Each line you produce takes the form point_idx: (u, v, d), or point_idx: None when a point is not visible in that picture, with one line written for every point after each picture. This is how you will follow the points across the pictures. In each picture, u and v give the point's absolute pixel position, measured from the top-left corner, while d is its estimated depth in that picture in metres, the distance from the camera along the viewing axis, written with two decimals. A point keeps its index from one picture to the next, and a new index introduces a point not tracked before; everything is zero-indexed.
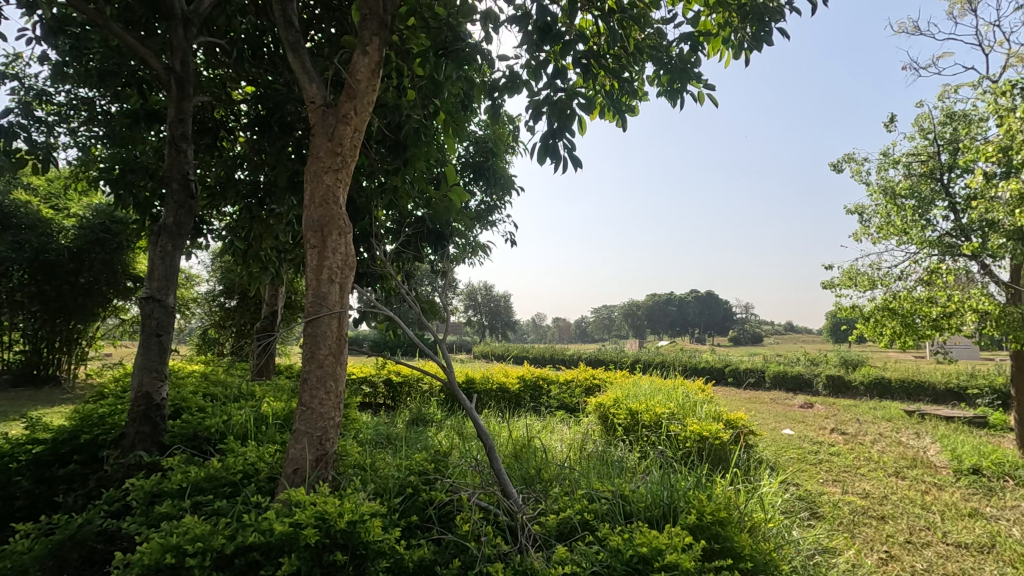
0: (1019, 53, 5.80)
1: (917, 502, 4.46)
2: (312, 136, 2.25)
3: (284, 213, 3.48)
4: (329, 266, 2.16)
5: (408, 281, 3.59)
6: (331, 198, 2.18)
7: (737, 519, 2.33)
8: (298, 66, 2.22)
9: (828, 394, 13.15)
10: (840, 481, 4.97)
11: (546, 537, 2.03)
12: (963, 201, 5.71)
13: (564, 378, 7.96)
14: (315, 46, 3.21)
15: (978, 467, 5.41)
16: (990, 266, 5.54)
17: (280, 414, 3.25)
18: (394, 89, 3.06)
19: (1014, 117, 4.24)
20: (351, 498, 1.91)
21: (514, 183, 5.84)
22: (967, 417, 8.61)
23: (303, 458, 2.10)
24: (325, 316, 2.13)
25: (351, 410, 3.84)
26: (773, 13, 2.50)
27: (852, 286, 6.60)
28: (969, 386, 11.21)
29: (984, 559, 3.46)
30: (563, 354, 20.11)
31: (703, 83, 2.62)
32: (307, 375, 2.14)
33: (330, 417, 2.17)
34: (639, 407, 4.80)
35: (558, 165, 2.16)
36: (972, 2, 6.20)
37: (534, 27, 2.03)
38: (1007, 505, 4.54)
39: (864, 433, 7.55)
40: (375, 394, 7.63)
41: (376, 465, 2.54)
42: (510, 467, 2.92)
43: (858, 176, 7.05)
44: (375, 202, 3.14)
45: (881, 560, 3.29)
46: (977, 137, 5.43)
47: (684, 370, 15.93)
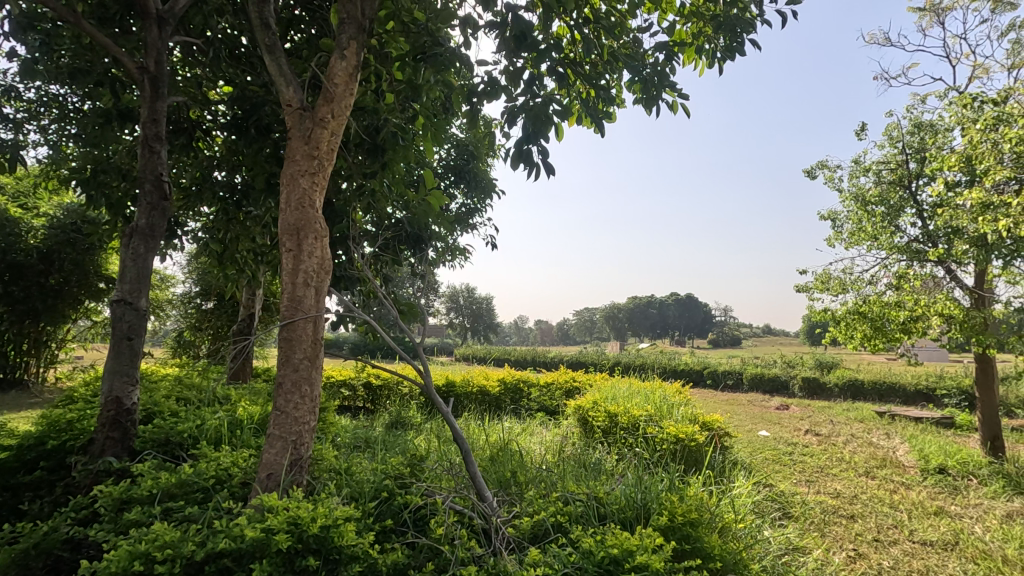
0: (984, 65, 5.99)
1: (885, 501, 4.58)
2: (289, 139, 2.24)
3: (261, 217, 3.45)
4: (304, 270, 2.15)
5: (386, 284, 3.58)
6: (307, 202, 2.17)
7: (708, 519, 2.38)
8: (274, 68, 2.21)
9: (803, 396, 13.40)
10: (812, 481, 5.09)
11: (520, 539, 2.04)
12: (930, 208, 5.88)
13: (544, 381, 7.99)
14: (294, 47, 3.19)
15: (944, 466, 5.57)
16: (956, 271, 5.71)
17: (255, 419, 3.22)
18: (372, 93, 3.04)
19: (976, 128, 4.38)
20: (324, 503, 1.92)
21: (495, 187, 5.89)
22: (935, 417, 8.88)
23: (278, 463, 2.09)
24: (300, 320, 2.13)
25: (328, 414, 3.81)
26: (745, 25, 2.59)
27: (824, 290, 6.74)
28: (937, 388, 11.57)
29: (948, 555, 3.56)
30: (544, 358, 20.20)
31: (678, 92, 2.69)
32: (283, 380, 2.12)
33: (305, 421, 2.16)
34: (617, 409, 4.85)
35: (532, 171, 2.18)
36: (940, 15, 6.40)
37: (510, 34, 2.06)
38: (970, 503, 4.69)
39: (836, 433, 7.75)
40: (355, 397, 7.61)
41: (352, 469, 2.54)
42: (485, 470, 2.93)
43: (830, 182, 7.18)
44: (353, 204, 3.10)
45: (849, 558, 3.37)
46: (945, 146, 5.59)
47: (664, 372, 16.10)
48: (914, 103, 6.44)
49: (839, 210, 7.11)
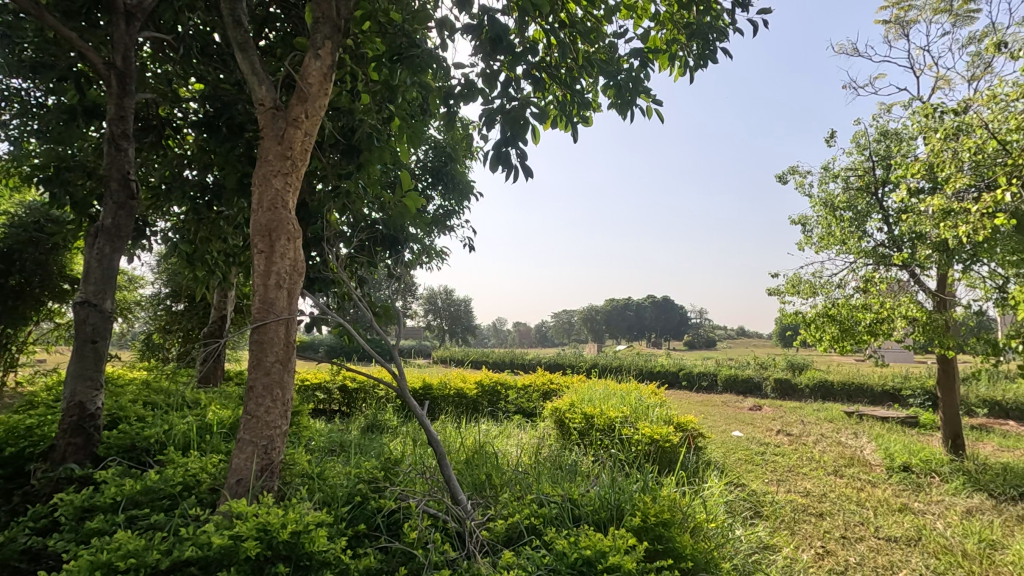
0: (946, 76, 6.20)
1: (853, 499, 4.70)
2: (261, 139, 2.20)
3: (233, 217, 3.39)
4: (277, 272, 2.11)
5: (361, 286, 3.54)
6: (280, 202, 2.14)
7: (681, 520, 2.41)
8: (246, 67, 2.18)
9: (775, 397, 13.66)
10: (783, 480, 5.19)
11: (493, 542, 2.04)
12: (895, 214, 6.07)
13: (522, 384, 8.00)
14: (268, 45, 3.13)
15: (908, 464, 5.75)
16: (919, 275, 5.90)
17: (226, 422, 3.18)
18: (348, 94, 3.01)
19: (937, 137, 4.53)
20: (296, 508, 1.89)
21: (472, 189, 5.89)
22: (901, 417, 9.14)
23: (248, 468, 2.05)
24: (272, 322, 2.09)
25: (302, 417, 3.76)
26: (718, 34, 2.65)
27: (795, 293, 6.89)
28: (903, 388, 11.92)
29: (912, 551, 3.67)
30: (522, 360, 20.24)
31: (653, 97, 2.74)
32: (253, 384, 2.08)
33: (277, 426, 2.13)
34: (594, 411, 4.88)
35: (510, 173, 2.20)
36: (905, 28, 6.62)
37: (485, 37, 2.06)
38: (932, 499, 4.85)
39: (806, 433, 7.94)
40: (330, 400, 7.52)
41: (325, 473, 2.51)
42: (460, 474, 2.92)
43: (800, 188, 7.35)
44: (327, 205, 3.06)
45: (817, 555, 3.46)
46: (909, 155, 5.76)
47: (640, 374, 16.25)
48: (880, 112, 6.64)
49: (809, 215, 7.28)
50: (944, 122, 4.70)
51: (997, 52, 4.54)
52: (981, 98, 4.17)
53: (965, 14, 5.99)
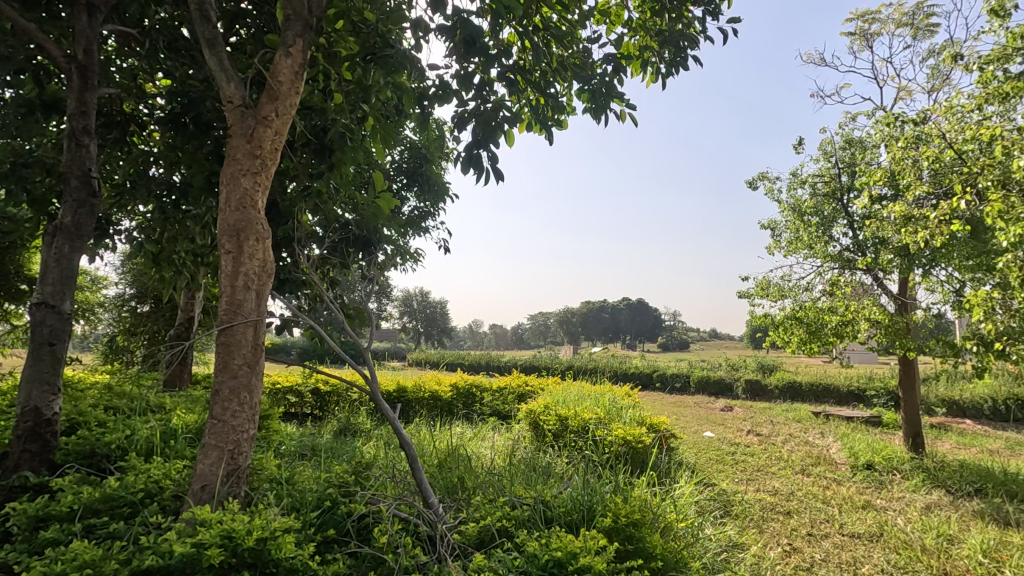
0: (907, 87, 6.43)
1: (819, 497, 4.83)
2: (229, 137, 2.16)
3: (201, 216, 3.30)
4: (245, 273, 2.07)
5: (333, 288, 3.50)
6: (248, 202, 2.09)
7: (652, 520, 2.44)
8: (214, 63, 2.13)
9: (746, 398, 13.91)
10: (753, 480, 5.29)
11: (464, 545, 2.03)
12: (859, 219, 6.26)
13: (497, 386, 8.00)
14: (238, 41, 3.07)
15: (871, 462, 5.92)
16: (882, 279, 6.10)
17: (191, 427, 3.10)
18: (320, 93, 2.97)
19: (899, 146, 4.69)
20: (262, 514, 1.86)
21: (448, 191, 5.87)
22: (865, 417, 9.42)
23: (213, 474, 2.00)
24: (239, 324, 2.04)
25: (272, 421, 3.69)
26: (689, 41, 2.71)
27: (765, 296, 7.05)
28: (867, 389, 12.30)
29: (874, 546, 3.79)
30: (497, 362, 20.25)
31: (626, 102, 2.78)
32: (219, 387, 2.03)
33: (244, 430, 2.08)
34: (568, 413, 4.91)
35: (481, 175, 2.21)
36: (869, 40, 6.84)
37: (459, 39, 2.06)
38: (894, 496, 5.01)
39: (775, 433, 8.12)
40: (302, 403, 7.40)
41: (294, 478, 2.47)
42: (432, 477, 2.90)
43: (770, 194, 7.53)
44: (298, 205, 3.00)
45: (784, 552, 3.54)
46: (873, 162, 5.95)
47: (614, 376, 16.40)
48: (845, 121, 6.84)
49: (778, 220, 7.46)
50: (905, 131, 4.88)
51: (954, 65, 4.73)
52: (939, 109, 4.34)
53: (926, 28, 6.23)
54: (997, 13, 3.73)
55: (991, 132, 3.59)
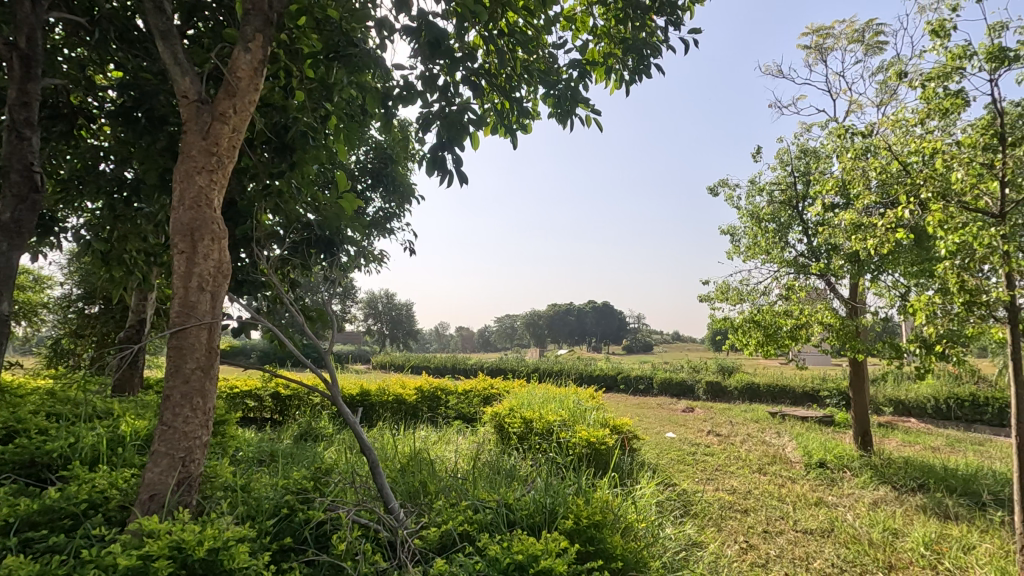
0: (858, 100, 6.72)
1: (774, 494, 4.98)
2: (184, 133, 2.08)
3: (154, 215, 3.17)
4: (199, 273, 2.00)
5: (294, 289, 3.42)
6: (203, 201, 2.02)
7: (613, 521, 2.47)
8: (168, 57, 2.05)
9: (707, 399, 14.25)
10: (713, 479, 5.43)
11: (425, 551, 2.01)
12: (813, 226, 6.50)
13: (463, 389, 7.95)
14: (195, 34, 2.96)
15: (824, 460, 6.15)
16: (834, 284, 6.35)
17: (141, 434, 2.98)
18: (281, 90, 2.90)
19: (849, 156, 4.90)
20: (214, 523, 1.80)
21: (414, 192, 5.82)
22: (818, 416, 9.77)
23: (162, 482, 1.93)
24: (193, 326, 1.96)
25: (228, 427, 3.58)
26: (652, 50, 2.76)
27: (724, 300, 7.24)
28: (821, 390, 12.77)
29: (824, 541, 3.93)
30: (463, 364, 20.20)
31: (591, 107, 2.82)
32: (170, 392, 1.95)
33: (196, 436, 2.00)
34: (533, 415, 4.93)
35: (446, 178, 2.20)
36: (823, 54, 7.12)
37: (423, 40, 2.05)
38: (844, 493, 5.22)
39: (734, 433, 8.34)
40: (261, 408, 7.20)
41: (249, 485, 2.40)
42: (394, 482, 2.87)
43: (730, 200, 7.75)
44: (258, 204, 2.92)
45: (741, 549, 3.63)
46: (826, 172, 6.20)
47: (580, 378, 16.51)
48: (800, 132, 7.11)
49: (737, 226, 7.68)
50: (855, 143, 5.10)
51: (900, 81, 4.97)
52: (886, 122, 4.55)
53: (875, 45, 6.52)
54: (938, 32, 3.93)
55: (932, 146, 3.78)
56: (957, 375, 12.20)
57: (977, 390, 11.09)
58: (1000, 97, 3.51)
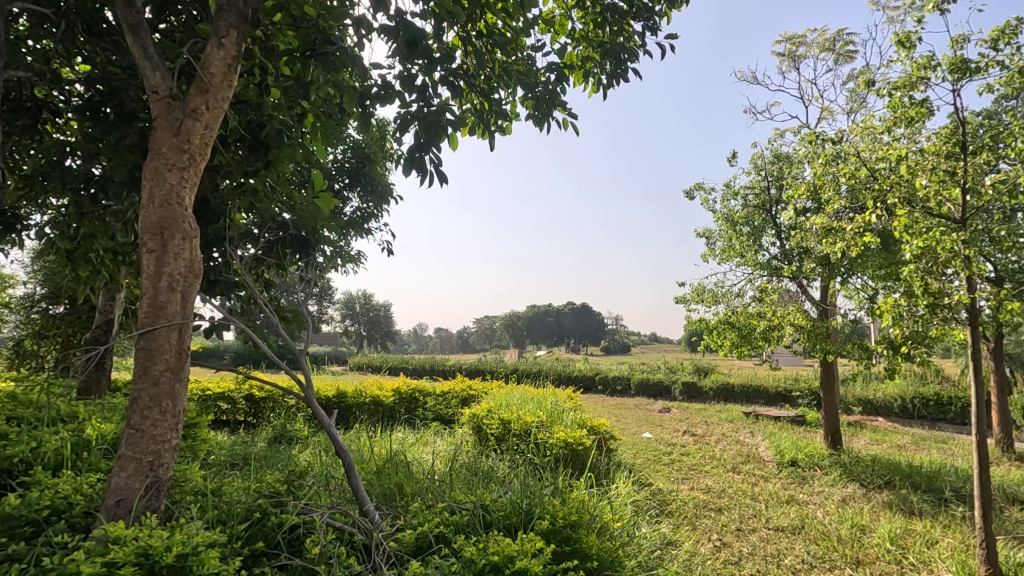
0: (829, 107, 6.91)
1: (748, 493, 5.07)
2: (154, 129, 2.04)
3: (124, 212, 3.09)
4: (169, 273, 1.95)
5: (268, 290, 3.36)
6: (174, 199, 1.98)
7: (588, 521, 2.49)
8: (138, 51, 2.01)
9: (683, 399, 14.43)
10: (688, 478, 5.50)
11: (400, 553, 1.99)
12: (786, 230, 6.65)
13: (441, 391, 7.91)
14: (167, 29, 2.89)
15: (795, 459, 6.29)
16: (806, 286, 6.50)
17: (108, 438, 2.90)
18: (256, 87, 2.85)
19: (820, 162, 5.03)
20: (183, 529, 1.76)
21: (392, 192, 5.79)
22: (790, 416, 9.98)
23: (129, 487, 1.88)
24: (163, 327, 1.91)
25: (199, 430, 3.50)
26: (629, 54, 2.80)
27: (700, 301, 7.35)
28: (794, 390, 13.05)
29: (795, 538, 4.02)
30: (442, 366, 20.12)
31: (568, 110, 2.84)
32: (138, 395, 1.90)
33: (165, 440, 1.96)
34: (510, 416, 4.93)
35: (425, 178, 2.20)
36: (795, 62, 7.29)
37: (401, 40, 2.04)
38: (815, 490, 5.34)
39: (709, 433, 8.47)
40: (234, 410, 7.06)
41: (221, 489, 2.35)
42: (369, 484, 2.84)
43: (705, 204, 7.88)
44: (231, 203, 2.86)
45: (715, 547, 3.69)
46: (798, 177, 6.34)
47: (558, 379, 16.57)
48: (773, 137, 7.26)
49: (713, 229, 7.81)
50: (825, 149, 5.24)
51: (868, 89, 5.12)
52: (855, 130, 4.69)
53: (845, 54, 6.71)
54: (904, 43, 4.06)
55: (898, 153, 3.90)
56: (923, 375, 12.59)
57: (941, 389, 11.46)
58: (962, 107, 3.63)
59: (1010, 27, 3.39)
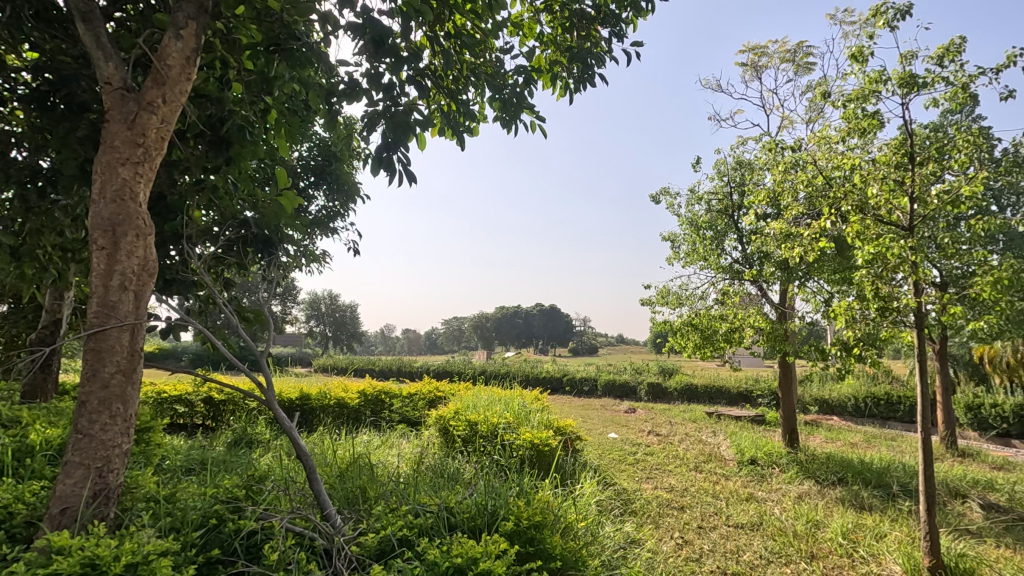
0: (789, 117, 7.15)
1: (709, 491, 5.19)
2: (106, 121, 1.96)
3: (73, 207, 2.95)
4: (121, 271, 1.87)
5: (227, 290, 3.26)
6: (127, 194, 1.90)
7: (552, 521, 2.51)
8: (90, 40, 1.93)
9: (648, 400, 14.67)
10: (652, 477, 5.60)
11: (362, 557, 1.96)
12: (747, 235, 6.84)
13: (407, 393, 7.84)
14: (122, 16, 2.77)
15: (755, 458, 6.47)
16: (766, 289, 6.70)
17: (53, 443, 2.76)
18: (217, 81, 2.76)
19: (780, 169, 5.19)
20: (133, 537, 1.69)
21: (359, 191, 5.71)
22: (750, 416, 10.26)
23: (75, 495, 1.80)
24: (113, 328, 1.83)
25: (153, 435, 3.37)
26: (596, 59, 2.83)
27: (664, 303, 7.49)
28: (754, 390, 13.43)
29: (754, 534, 4.13)
30: (409, 367, 19.93)
31: (536, 113, 2.86)
32: (86, 398, 1.82)
33: (116, 445, 1.88)
34: (477, 418, 4.92)
35: (393, 178, 2.18)
36: (758, 71, 7.52)
37: (367, 38, 2.02)
38: (772, 488, 5.51)
39: (672, 433, 8.63)
40: (192, 413, 6.84)
41: (175, 495, 2.27)
42: (332, 488, 2.79)
43: (671, 208, 8.04)
44: (190, 199, 2.77)
45: (676, 545, 3.77)
46: (758, 183, 6.54)
47: (526, 380, 16.61)
48: (736, 144, 7.47)
49: (677, 232, 7.97)
50: (785, 156, 5.41)
51: (825, 100, 5.31)
52: (813, 138, 4.86)
53: (805, 65, 6.95)
54: (857, 58, 4.23)
55: (852, 162, 4.07)
56: (875, 376, 13.14)
57: (891, 389, 11.96)
58: (910, 120, 3.81)
59: (954, 45, 3.58)
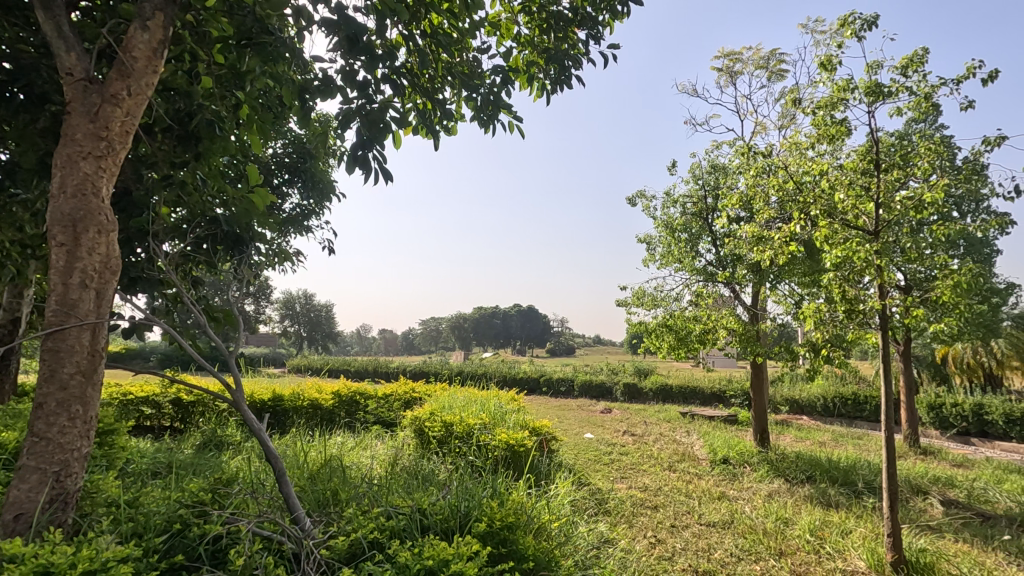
0: (762, 121, 7.29)
1: (682, 490, 5.26)
2: (68, 114, 1.89)
3: (32, 201, 2.84)
4: (81, 269, 1.81)
5: (196, 288, 3.18)
6: (89, 188, 1.84)
7: (526, 522, 2.51)
8: (51, 29, 1.86)
9: (624, 400, 14.81)
10: (626, 477, 5.65)
11: (331, 561, 1.93)
12: (721, 238, 6.96)
13: (382, 393, 7.77)
14: (85, 4, 2.67)
15: (727, 457, 6.58)
16: (738, 291, 6.82)
17: (8, 447, 2.66)
18: (186, 74, 2.68)
19: (753, 173, 5.29)
20: (91, 544, 1.64)
21: (335, 189, 5.64)
22: (723, 416, 10.43)
23: (30, 501, 1.73)
24: (73, 327, 1.77)
25: (117, 437, 3.27)
26: (573, 60, 2.84)
27: (640, 304, 7.56)
28: (727, 390, 13.66)
29: (724, 532, 4.20)
30: (385, 368, 19.74)
31: (513, 113, 2.86)
32: (43, 400, 1.75)
33: (75, 448, 1.82)
34: (453, 418, 4.90)
35: (368, 176, 2.15)
36: (732, 77, 7.65)
37: (342, 35, 1.99)
38: (743, 486, 5.61)
39: (647, 433, 8.72)
40: (159, 415, 6.65)
41: (138, 500, 2.21)
42: (303, 490, 2.74)
43: (647, 210, 8.13)
44: (156, 195, 2.69)
45: (649, 544, 3.81)
46: (732, 187, 6.66)
47: (503, 381, 16.61)
48: (711, 148, 7.58)
49: (653, 235, 8.06)
50: (757, 161, 5.51)
51: (796, 106, 5.42)
52: (784, 144, 4.96)
53: (777, 72, 7.10)
54: (827, 66, 4.34)
55: (820, 167, 4.17)
56: (843, 376, 13.50)
57: (858, 390, 12.29)
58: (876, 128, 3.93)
59: (918, 56, 3.69)
